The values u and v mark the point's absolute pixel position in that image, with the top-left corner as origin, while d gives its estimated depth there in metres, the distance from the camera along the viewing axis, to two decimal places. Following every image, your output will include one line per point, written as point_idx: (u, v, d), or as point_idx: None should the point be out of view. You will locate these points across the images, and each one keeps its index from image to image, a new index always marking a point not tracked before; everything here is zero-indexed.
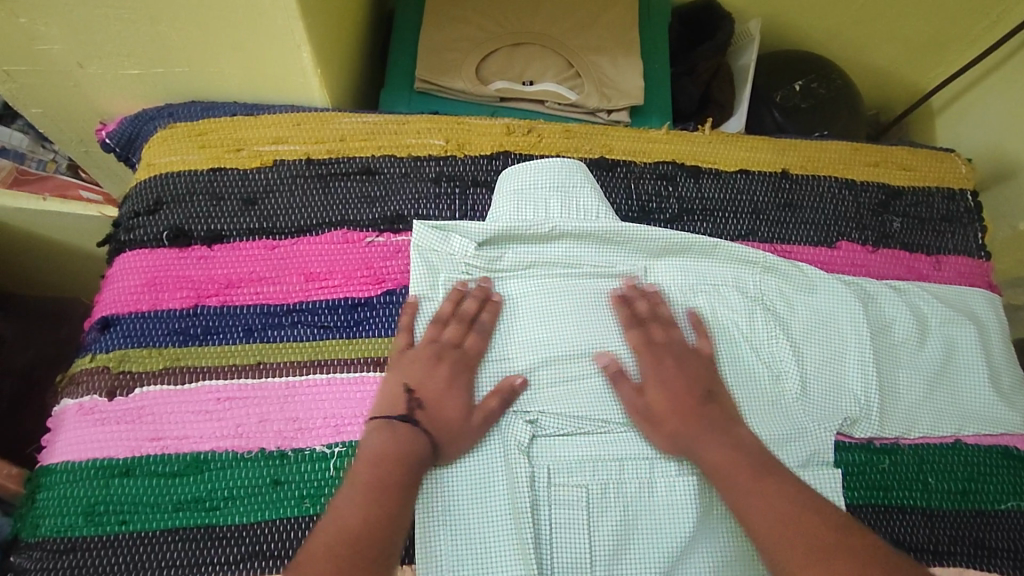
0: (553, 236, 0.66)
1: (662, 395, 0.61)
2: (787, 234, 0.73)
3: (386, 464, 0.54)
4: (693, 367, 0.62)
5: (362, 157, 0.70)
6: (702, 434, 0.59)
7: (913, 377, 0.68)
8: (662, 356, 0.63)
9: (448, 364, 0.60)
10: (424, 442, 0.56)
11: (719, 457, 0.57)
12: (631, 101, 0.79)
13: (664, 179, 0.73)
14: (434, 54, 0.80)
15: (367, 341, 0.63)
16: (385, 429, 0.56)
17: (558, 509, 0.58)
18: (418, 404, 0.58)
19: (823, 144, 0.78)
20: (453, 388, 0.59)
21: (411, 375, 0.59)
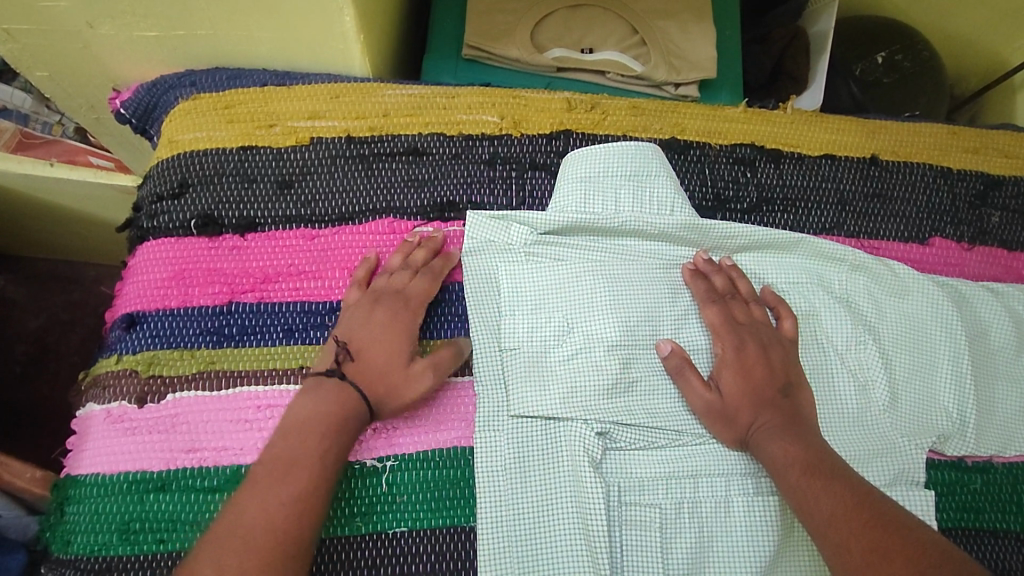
0: (621, 233, 0.60)
1: (733, 388, 0.55)
2: (876, 228, 0.66)
3: (298, 432, 0.49)
4: (776, 355, 0.57)
5: (409, 135, 0.63)
6: (773, 433, 0.53)
7: (1010, 390, 0.62)
8: (740, 340, 0.57)
9: (385, 307, 0.54)
10: (354, 401, 0.51)
11: (782, 450, 0.51)
12: (703, 74, 0.72)
13: (742, 164, 0.66)
14: (483, 15, 0.71)
15: (295, 352, 0.55)
16: (313, 385, 0.51)
17: (631, 530, 0.53)
18: (347, 355, 0.53)
19: (917, 126, 0.70)
20: (388, 334, 0.54)
21: (351, 328, 0.54)
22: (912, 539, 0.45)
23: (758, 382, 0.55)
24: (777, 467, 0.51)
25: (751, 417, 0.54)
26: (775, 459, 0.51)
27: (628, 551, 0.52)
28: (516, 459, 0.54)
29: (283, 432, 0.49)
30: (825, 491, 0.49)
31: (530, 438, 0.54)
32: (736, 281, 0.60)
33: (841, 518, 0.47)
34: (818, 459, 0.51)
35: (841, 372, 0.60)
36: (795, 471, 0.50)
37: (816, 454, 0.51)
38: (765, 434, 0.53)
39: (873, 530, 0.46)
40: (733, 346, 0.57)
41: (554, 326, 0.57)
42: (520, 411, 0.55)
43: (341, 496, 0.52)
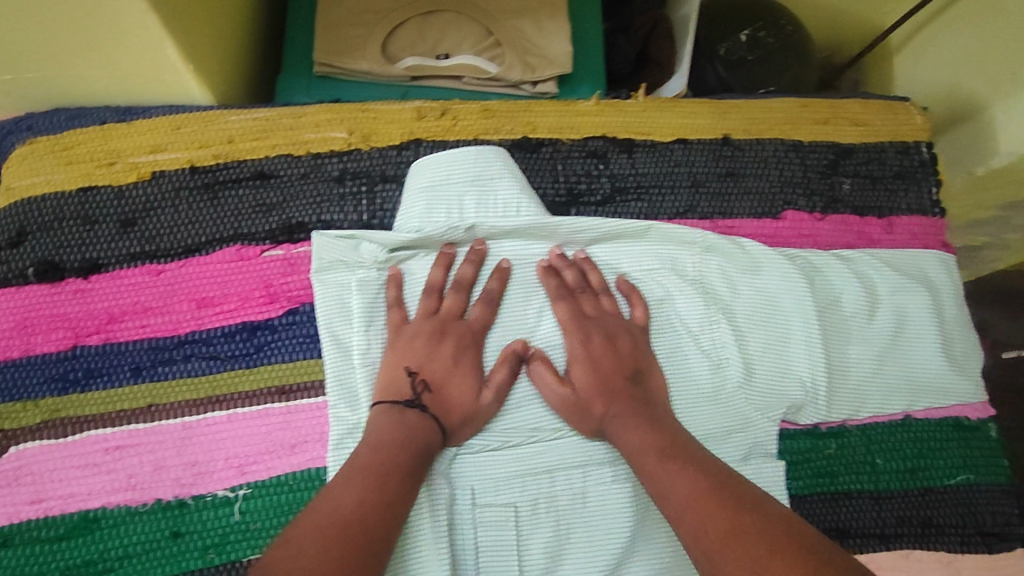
0: (481, 241, 0.60)
1: (584, 380, 0.56)
2: (728, 208, 0.67)
3: (390, 450, 0.50)
4: (624, 344, 0.58)
5: (255, 159, 0.63)
6: (625, 419, 0.54)
7: (862, 352, 0.63)
8: (587, 334, 0.58)
9: (454, 337, 0.57)
10: (434, 428, 0.53)
11: (634, 438, 0.53)
12: (558, 70, 0.73)
13: (594, 156, 0.67)
14: (333, 30, 0.70)
15: (152, 388, 0.56)
16: (393, 412, 0.53)
17: (484, 531, 0.55)
18: (424, 387, 0.55)
19: (767, 102, 0.71)
20: (461, 368, 0.56)
21: (414, 356, 0.56)
22: (772, 521, 0.45)
23: (609, 373, 0.57)
24: (636, 454, 0.52)
25: (603, 407, 0.55)
26: (629, 446, 0.53)
27: (486, 550, 0.55)
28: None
29: (373, 447, 0.50)
30: (680, 475, 0.49)
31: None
32: (588, 275, 0.61)
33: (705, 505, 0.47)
34: (671, 445, 0.52)
35: (693, 352, 0.61)
36: (647, 457, 0.52)
37: (670, 439, 0.53)
38: (619, 421, 0.54)
39: (737, 515, 0.45)
40: (580, 340, 0.58)
41: None
42: None
43: (203, 528, 0.53)
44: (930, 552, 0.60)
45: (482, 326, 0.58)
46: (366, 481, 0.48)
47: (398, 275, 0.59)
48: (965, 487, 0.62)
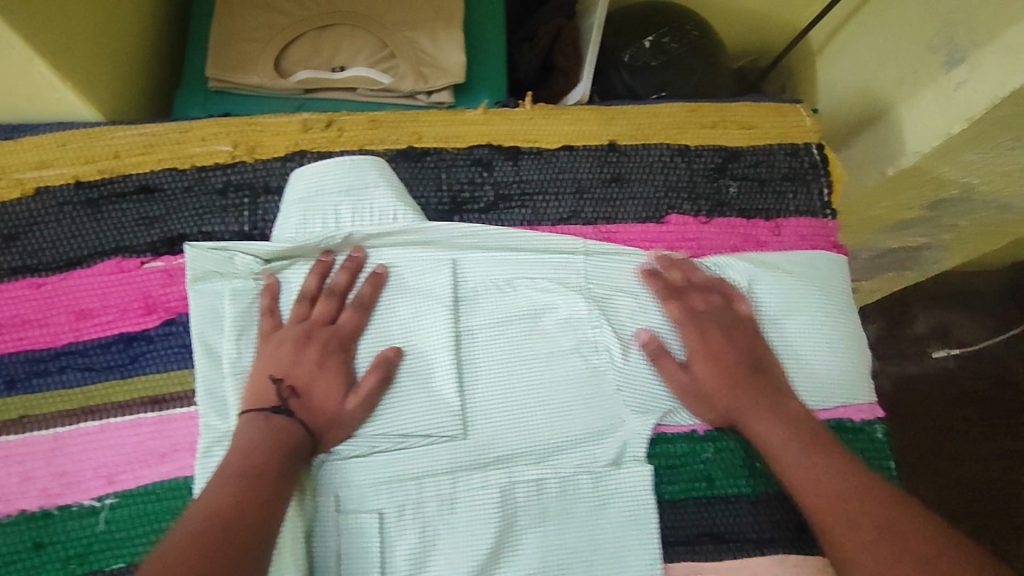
0: (357, 249, 0.61)
1: (710, 370, 0.60)
2: (613, 213, 0.68)
3: (255, 453, 0.51)
4: (632, 352, 0.61)
5: (139, 173, 0.64)
6: (757, 410, 0.59)
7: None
8: (706, 330, 0.61)
9: (321, 342, 0.57)
10: (300, 433, 0.54)
11: (775, 429, 0.58)
12: (451, 80, 0.73)
13: (479, 164, 0.68)
14: (226, 46, 0.71)
15: (28, 399, 0.58)
16: (261, 419, 0.54)
17: (349, 536, 0.56)
18: (291, 393, 0.55)
19: (656, 107, 0.71)
20: (326, 374, 0.57)
21: (280, 363, 0.56)
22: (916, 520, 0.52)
23: (749, 367, 0.60)
24: (768, 443, 0.58)
25: (737, 398, 0.59)
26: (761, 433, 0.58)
27: (352, 554, 0.56)
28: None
29: (242, 452, 0.51)
30: (808, 463, 0.56)
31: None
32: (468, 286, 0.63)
33: (844, 492, 0.54)
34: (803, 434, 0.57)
35: (570, 356, 0.62)
36: (798, 445, 0.57)
37: (819, 428, 0.58)
38: (749, 411, 0.59)
39: (872, 495, 0.53)
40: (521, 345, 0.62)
41: None
42: None
43: (68, 538, 0.55)
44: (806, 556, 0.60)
45: (349, 330, 0.59)
46: (235, 484, 0.49)
47: (274, 285, 0.59)
48: None
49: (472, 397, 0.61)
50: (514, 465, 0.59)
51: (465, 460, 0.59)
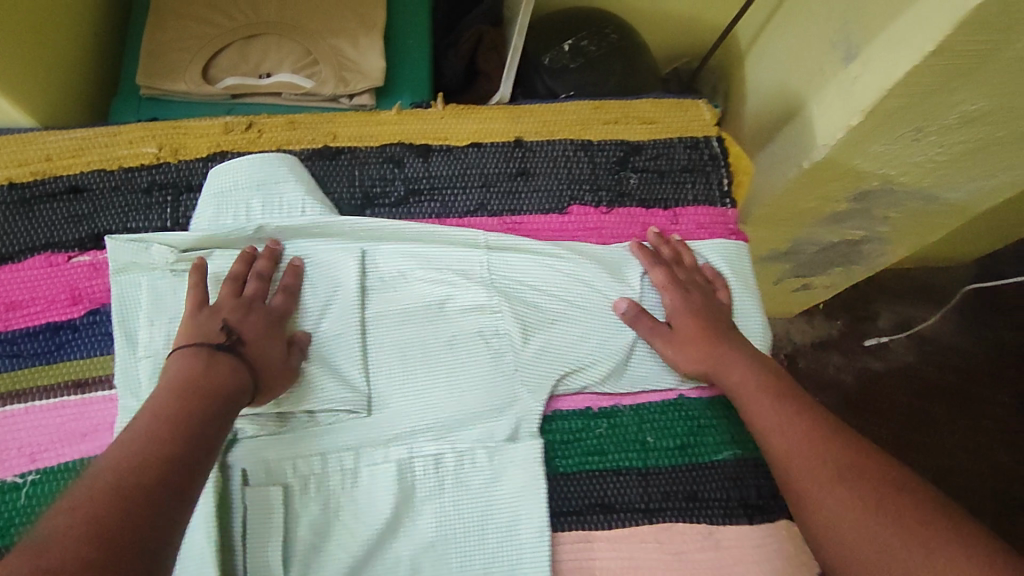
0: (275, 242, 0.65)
1: (690, 323, 0.64)
2: (517, 205, 0.71)
3: (186, 395, 0.50)
4: (714, 307, 0.66)
5: (69, 174, 0.69)
6: (727, 356, 0.62)
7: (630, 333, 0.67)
8: (684, 292, 0.66)
9: (262, 312, 0.60)
10: (246, 375, 0.55)
11: (739, 379, 0.61)
12: (371, 84, 0.78)
13: (390, 161, 0.72)
14: (158, 56, 0.76)
15: None
16: (204, 356, 0.54)
17: (251, 510, 0.59)
18: (238, 342, 0.57)
19: (562, 106, 0.75)
20: (270, 334, 0.60)
21: (225, 318, 0.58)
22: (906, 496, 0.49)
23: (709, 327, 0.64)
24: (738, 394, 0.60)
25: (709, 356, 0.63)
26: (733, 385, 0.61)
27: (269, 513, 0.59)
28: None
29: (174, 392, 0.50)
30: (776, 413, 0.57)
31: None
32: (376, 272, 0.66)
33: (805, 441, 0.54)
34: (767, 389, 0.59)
35: (471, 339, 0.65)
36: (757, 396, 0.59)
37: (773, 377, 0.61)
38: (722, 359, 0.62)
39: (828, 441, 0.54)
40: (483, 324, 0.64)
41: None
42: None
43: None
44: (691, 525, 0.63)
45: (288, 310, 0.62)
46: (169, 428, 0.47)
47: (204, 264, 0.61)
48: (731, 462, 0.65)
49: (377, 379, 0.64)
50: (415, 441, 0.62)
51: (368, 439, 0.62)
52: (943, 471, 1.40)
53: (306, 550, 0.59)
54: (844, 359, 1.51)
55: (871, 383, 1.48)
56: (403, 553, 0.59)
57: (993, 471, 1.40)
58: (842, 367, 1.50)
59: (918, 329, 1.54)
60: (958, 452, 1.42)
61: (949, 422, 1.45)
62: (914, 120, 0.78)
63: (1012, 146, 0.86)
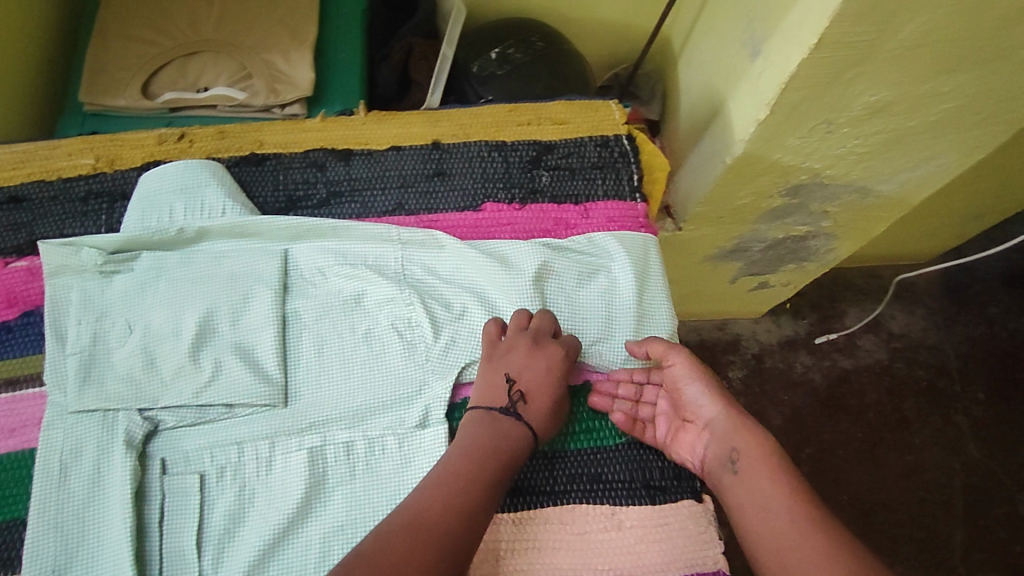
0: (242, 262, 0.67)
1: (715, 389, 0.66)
2: (434, 204, 0.75)
3: (487, 458, 0.58)
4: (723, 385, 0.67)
5: (10, 186, 0.73)
6: (743, 427, 0.62)
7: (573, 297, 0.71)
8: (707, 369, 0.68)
9: (540, 343, 0.64)
10: (530, 439, 0.61)
11: (739, 444, 0.62)
12: (300, 94, 0.82)
13: (313, 166, 0.75)
14: (99, 74, 0.81)
15: None
16: (487, 419, 0.61)
17: (169, 498, 0.60)
18: (520, 398, 0.62)
19: (478, 110, 0.79)
20: (547, 373, 0.64)
21: (516, 369, 0.63)
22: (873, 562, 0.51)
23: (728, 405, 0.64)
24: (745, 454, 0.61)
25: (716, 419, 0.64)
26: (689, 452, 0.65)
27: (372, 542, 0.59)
28: (72, 448, 0.60)
29: (467, 452, 0.58)
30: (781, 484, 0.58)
31: (85, 430, 0.61)
32: (299, 271, 0.70)
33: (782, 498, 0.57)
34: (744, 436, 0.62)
35: (385, 331, 0.67)
36: (744, 459, 0.61)
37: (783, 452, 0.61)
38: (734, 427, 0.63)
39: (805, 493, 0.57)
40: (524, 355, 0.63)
41: (118, 331, 0.65)
42: (78, 408, 0.61)
43: None
44: (597, 507, 0.64)
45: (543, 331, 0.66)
46: (453, 483, 0.56)
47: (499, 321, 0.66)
48: (634, 445, 0.67)
49: (295, 372, 0.66)
50: (329, 429, 0.64)
51: (285, 429, 0.63)
52: (918, 471, 1.34)
53: (217, 538, 0.59)
54: (814, 358, 1.44)
55: (842, 381, 1.41)
56: (316, 540, 0.59)
57: (968, 471, 1.35)
58: (811, 366, 1.43)
59: (887, 326, 1.48)
60: (932, 451, 1.36)
61: (922, 421, 1.39)
62: (821, 111, 0.80)
63: (932, 138, 0.88)
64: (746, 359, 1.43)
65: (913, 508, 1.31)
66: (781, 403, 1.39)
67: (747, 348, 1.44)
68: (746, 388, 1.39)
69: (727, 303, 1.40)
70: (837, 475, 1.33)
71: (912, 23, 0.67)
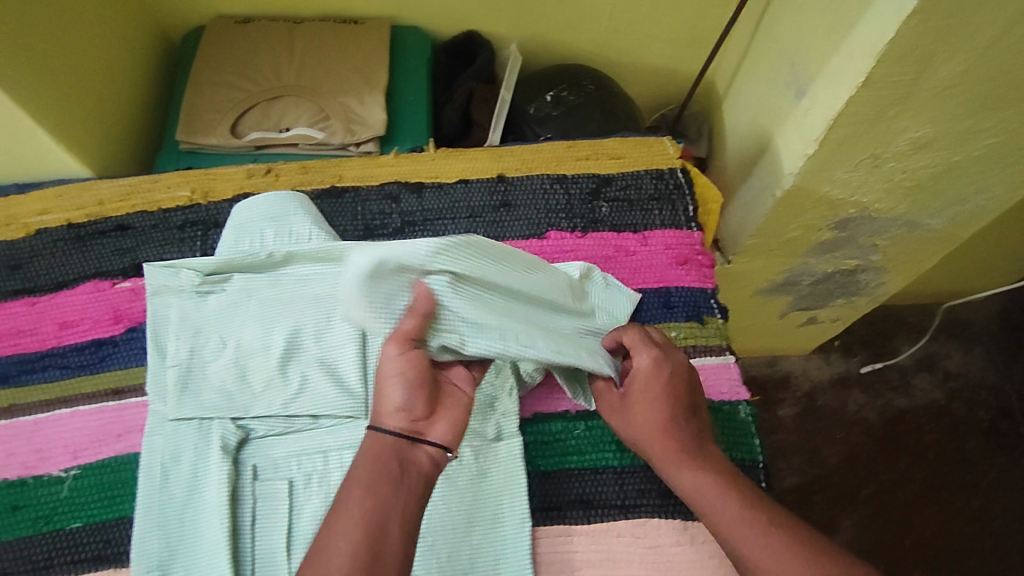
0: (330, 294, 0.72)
1: (642, 410, 0.63)
2: (500, 232, 0.79)
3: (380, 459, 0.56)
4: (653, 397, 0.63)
5: (117, 216, 0.80)
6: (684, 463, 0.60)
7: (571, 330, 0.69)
8: (636, 404, 0.63)
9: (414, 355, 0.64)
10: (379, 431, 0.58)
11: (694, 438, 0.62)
12: (374, 132, 0.89)
13: (388, 198, 0.81)
14: (195, 116, 0.90)
15: (29, 387, 0.71)
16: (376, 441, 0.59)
17: (260, 502, 0.64)
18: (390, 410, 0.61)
19: (539, 146, 0.85)
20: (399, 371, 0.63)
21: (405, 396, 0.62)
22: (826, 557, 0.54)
23: (689, 404, 0.64)
24: (696, 492, 0.59)
25: (676, 428, 0.62)
26: (691, 487, 0.59)
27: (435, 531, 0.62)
28: (171, 455, 0.65)
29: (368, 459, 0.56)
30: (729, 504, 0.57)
31: (185, 436, 0.66)
32: None
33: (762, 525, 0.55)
34: (725, 471, 0.60)
35: None
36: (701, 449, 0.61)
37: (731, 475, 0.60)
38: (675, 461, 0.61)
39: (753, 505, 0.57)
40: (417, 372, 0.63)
41: (214, 347, 0.70)
42: (177, 417, 0.66)
43: (37, 502, 0.66)
44: (669, 521, 0.65)
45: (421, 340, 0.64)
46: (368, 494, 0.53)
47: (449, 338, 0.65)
48: None
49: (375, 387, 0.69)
50: None
51: None
52: (984, 515, 1.31)
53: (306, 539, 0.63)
54: (867, 397, 1.42)
55: (897, 420, 1.40)
56: None
57: None
58: (863, 405, 1.41)
59: (941, 365, 1.46)
60: (998, 495, 1.33)
61: (985, 464, 1.36)
62: (867, 147, 0.84)
63: (980, 172, 0.90)
64: (797, 397, 1.42)
65: (984, 553, 1.27)
66: (836, 442, 1.37)
67: (796, 385, 1.44)
68: (798, 427, 1.39)
69: (776, 340, 1.40)
70: (899, 517, 1.30)
71: (949, 65, 0.71)
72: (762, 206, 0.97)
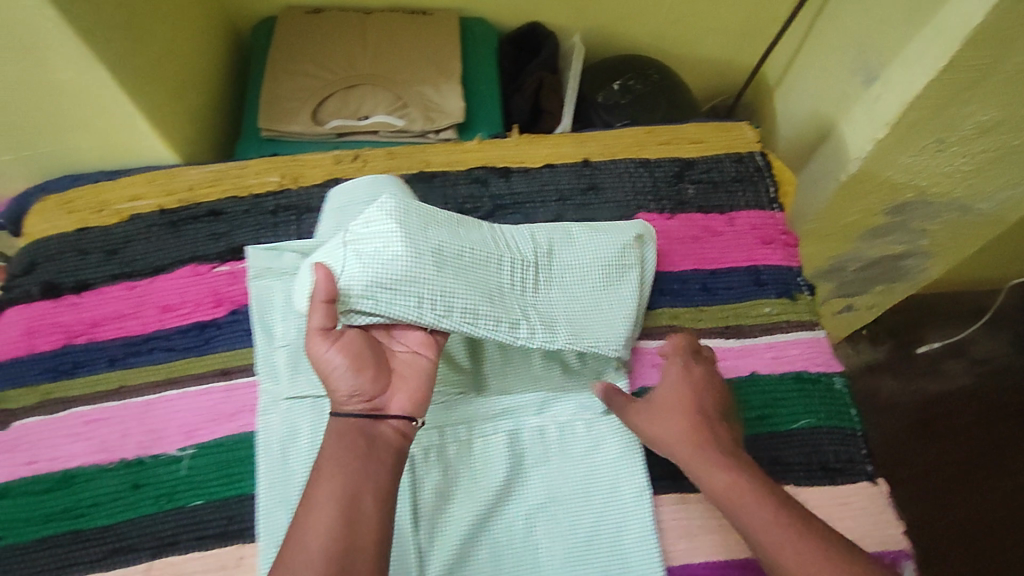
0: None
1: (672, 411, 0.64)
2: (590, 214, 0.81)
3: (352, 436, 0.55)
4: (683, 398, 0.64)
5: (208, 201, 0.81)
6: (706, 463, 0.60)
7: (549, 292, 0.70)
8: (664, 406, 0.64)
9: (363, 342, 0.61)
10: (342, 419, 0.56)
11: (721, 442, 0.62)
12: (454, 120, 0.91)
13: (477, 182, 0.83)
14: (275, 104, 0.91)
15: (135, 370, 0.72)
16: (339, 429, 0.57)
17: None
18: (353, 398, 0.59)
19: (620, 132, 0.87)
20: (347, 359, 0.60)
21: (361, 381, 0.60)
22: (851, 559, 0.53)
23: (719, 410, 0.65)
24: (725, 492, 0.58)
25: (706, 428, 0.63)
26: (719, 486, 0.59)
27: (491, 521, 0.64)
28: (288, 432, 0.66)
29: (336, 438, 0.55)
30: (756, 503, 0.57)
31: (301, 415, 0.67)
32: None
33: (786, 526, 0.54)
34: (741, 469, 0.59)
35: None
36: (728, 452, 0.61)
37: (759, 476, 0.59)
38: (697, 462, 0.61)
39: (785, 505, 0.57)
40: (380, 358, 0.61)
41: None
42: (292, 395, 0.67)
43: (156, 481, 0.66)
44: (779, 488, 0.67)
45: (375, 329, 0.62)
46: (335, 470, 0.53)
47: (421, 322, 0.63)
48: (807, 430, 0.70)
49: (483, 364, 0.71)
50: (520, 415, 0.69)
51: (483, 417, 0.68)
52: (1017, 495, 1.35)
53: (430, 511, 0.63)
54: (903, 382, 1.46)
55: (931, 404, 1.44)
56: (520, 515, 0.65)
57: None
58: (899, 390, 1.45)
59: (973, 350, 1.50)
60: None
61: (1018, 446, 1.40)
62: (934, 132, 0.87)
63: None
64: None
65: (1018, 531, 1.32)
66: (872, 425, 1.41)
67: None
68: None
69: None
70: (935, 497, 1.34)
71: None
72: (823, 191, 0.99)
